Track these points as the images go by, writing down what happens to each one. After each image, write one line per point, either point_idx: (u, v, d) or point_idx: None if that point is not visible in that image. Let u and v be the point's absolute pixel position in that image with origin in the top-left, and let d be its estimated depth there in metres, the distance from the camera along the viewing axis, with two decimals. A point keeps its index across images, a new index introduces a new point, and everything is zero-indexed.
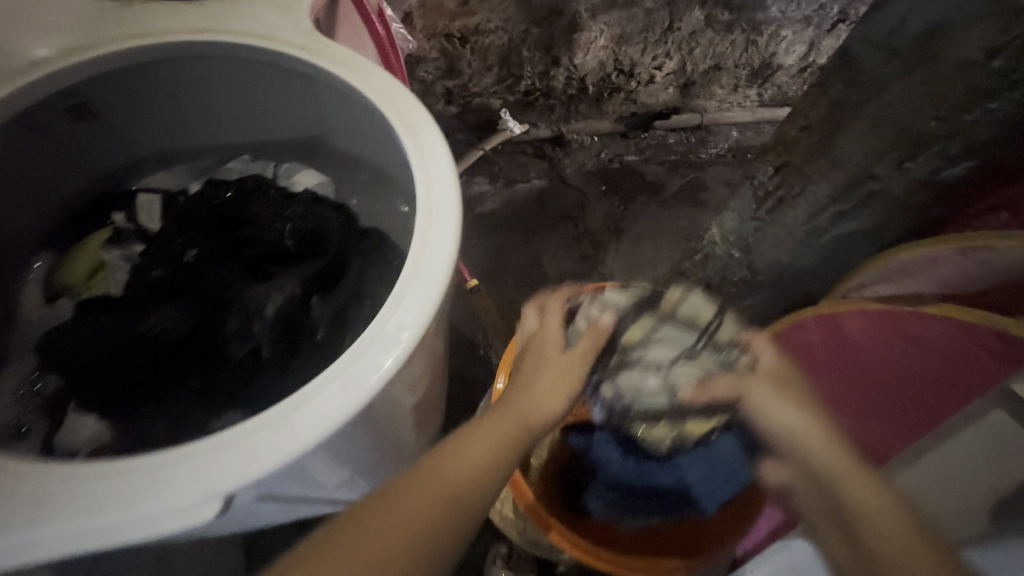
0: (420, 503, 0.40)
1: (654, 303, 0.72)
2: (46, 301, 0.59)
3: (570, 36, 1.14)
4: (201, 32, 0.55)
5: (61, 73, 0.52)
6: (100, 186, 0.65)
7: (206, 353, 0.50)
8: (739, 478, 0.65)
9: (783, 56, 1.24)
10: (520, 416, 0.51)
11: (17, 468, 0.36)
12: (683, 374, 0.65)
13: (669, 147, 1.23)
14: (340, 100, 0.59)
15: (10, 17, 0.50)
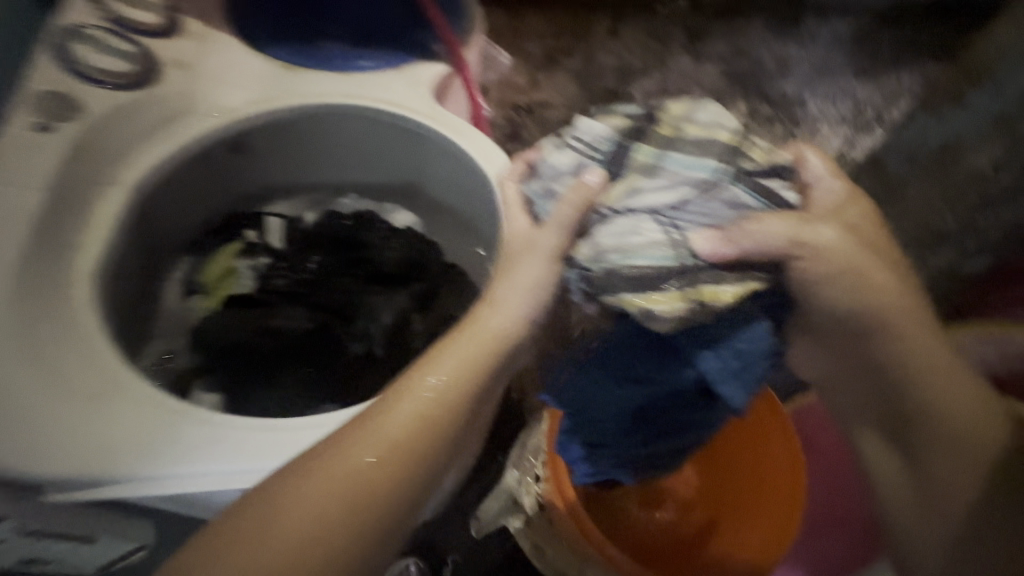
0: (354, 480, 0.41)
1: (648, 128, 0.50)
2: (183, 296, 0.71)
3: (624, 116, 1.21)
4: (348, 96, 0.68)
5: (243, 119, 0.64)
6: (230, 206, 0.75)
7: (325, 348, 0.63)
8: (772, 368, 0.47)
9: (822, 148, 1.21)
10: (475, 343, 0.48)
11: (181, 409, 0.45)
12: (694, 223, 0.45)
13: None
14: (443, 156, 0.71)
15: (215, 75, 0.63)
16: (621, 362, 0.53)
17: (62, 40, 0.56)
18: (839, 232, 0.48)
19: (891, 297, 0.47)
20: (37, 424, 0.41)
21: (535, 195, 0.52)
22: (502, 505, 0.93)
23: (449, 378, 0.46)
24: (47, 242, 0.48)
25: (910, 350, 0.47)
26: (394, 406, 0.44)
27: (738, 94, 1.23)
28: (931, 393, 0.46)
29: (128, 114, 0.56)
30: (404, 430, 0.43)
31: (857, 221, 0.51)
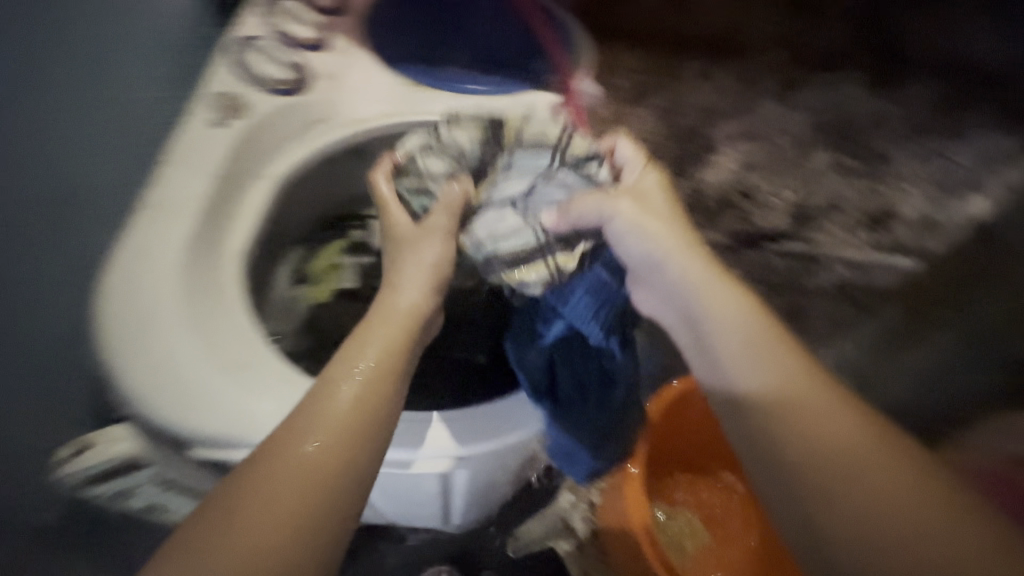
0: (307, 465, 0.41)
1: (497, 136, 0.63)
2: (291, 283, 0.76)
3: (700, 155, 1.18)
4: (467, 117, 0.72)
5: (373, 130, 0.70)
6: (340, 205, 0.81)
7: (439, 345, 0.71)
8: (617, 297, 0.60)
9: (902, 207, 1.17)
10: (395, 326, 0.51)
11: (300, 383, 0.48)
12: (541, 201, 0.60)
13: (772, 269, 1.14)
14: None
15: (355, 90, 0.69)
16: (522, 331, 0.63)
17: (241, 50, 0.64)
18: (636, 208, 0.58)
19: (686, 261, 0.56)
20: (189, 385, 0.45)
21: (408, 192, 0.61)
22: (548, 528, 0.99)
23: (379, 358, 0.48)
24: (211, 224, 0.54)
25: (780, 395, 0.48)
26: (328, 397, 0.44)
27: (827, 144, 1.21)
28: (811, 428, 0.46)
29: (282, 117, 0.63)
30: (348, 407, 0.44)
31: (658, 204, 0.60)
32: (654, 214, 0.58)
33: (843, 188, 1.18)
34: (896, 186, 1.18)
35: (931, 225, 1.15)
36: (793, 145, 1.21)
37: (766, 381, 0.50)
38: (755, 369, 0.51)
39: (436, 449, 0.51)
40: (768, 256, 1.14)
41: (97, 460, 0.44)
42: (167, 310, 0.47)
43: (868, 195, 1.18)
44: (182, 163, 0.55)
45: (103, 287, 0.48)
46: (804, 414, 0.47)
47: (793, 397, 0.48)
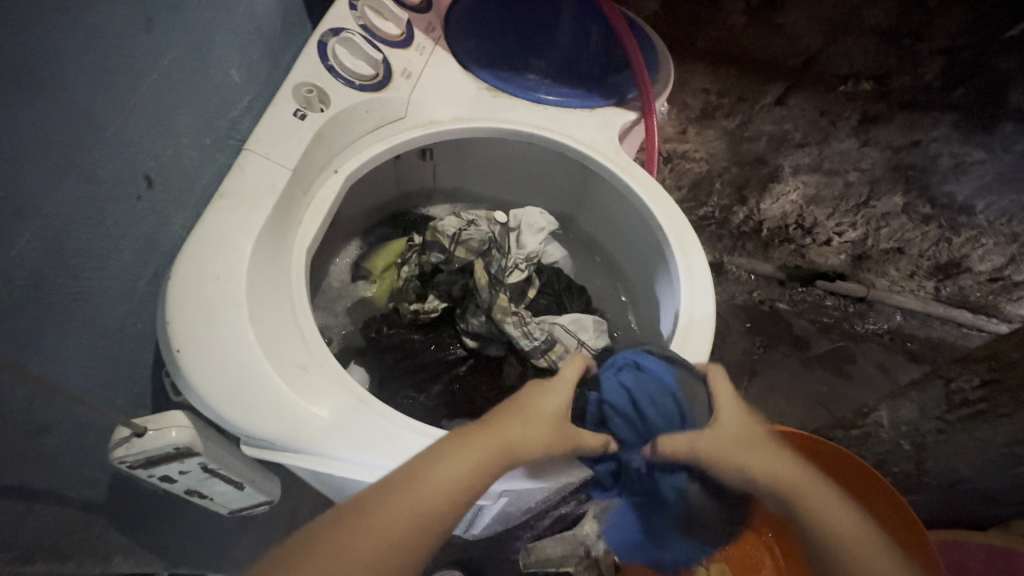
0: (398, 523, 0.40)
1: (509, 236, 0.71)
2: (349, 277, 0.77)
3: (765, 184, 1.15)
4: (542, 129, 0.71)
5: (446, 132, 0.69)
6: (400, 200, 0.82)
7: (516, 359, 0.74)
8: (660, 391, 0.53)
9: (974, 261, 1.09)
10: (500, 443, 0.46)
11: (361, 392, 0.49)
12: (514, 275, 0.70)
13: (825, 309, 1.24)
14: (614, 197, 0.73)
15: (431, 93, 0.68)
16: None
17: (326, 38, 0.62)
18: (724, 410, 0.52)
19: (765, 456, 0.50)
20: (243, 378, 0.44)
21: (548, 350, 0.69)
22: (566, 552, 0.94)
23: (481, 456, 0.45)
24: (282, 216, 0.53)
25: (845, 541, 0.47)
26: (422, 478, 0.42)
27: (900, 187, 1.05)
28: None
29: (361, 113, 0.62)
30: (450, 481, 0.43)
31: (729, 432, 0.50)
32: (726, 444, 0.50)
33: (909, 230, 1.10)
34: (971, 237, 1.06)
35: (1000, 280, 1.09)
36: (862, 183, 1.08)
37: (819, 528, 0.48)
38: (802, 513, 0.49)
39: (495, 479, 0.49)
40: (821, 295, 1.24)
41: (148, 445, 0.43)
42: (231, 298, 0.46)
43: (938, 244, 1.10)
44: (260, 150, 0.54)
45: (173, 270, 0.47)
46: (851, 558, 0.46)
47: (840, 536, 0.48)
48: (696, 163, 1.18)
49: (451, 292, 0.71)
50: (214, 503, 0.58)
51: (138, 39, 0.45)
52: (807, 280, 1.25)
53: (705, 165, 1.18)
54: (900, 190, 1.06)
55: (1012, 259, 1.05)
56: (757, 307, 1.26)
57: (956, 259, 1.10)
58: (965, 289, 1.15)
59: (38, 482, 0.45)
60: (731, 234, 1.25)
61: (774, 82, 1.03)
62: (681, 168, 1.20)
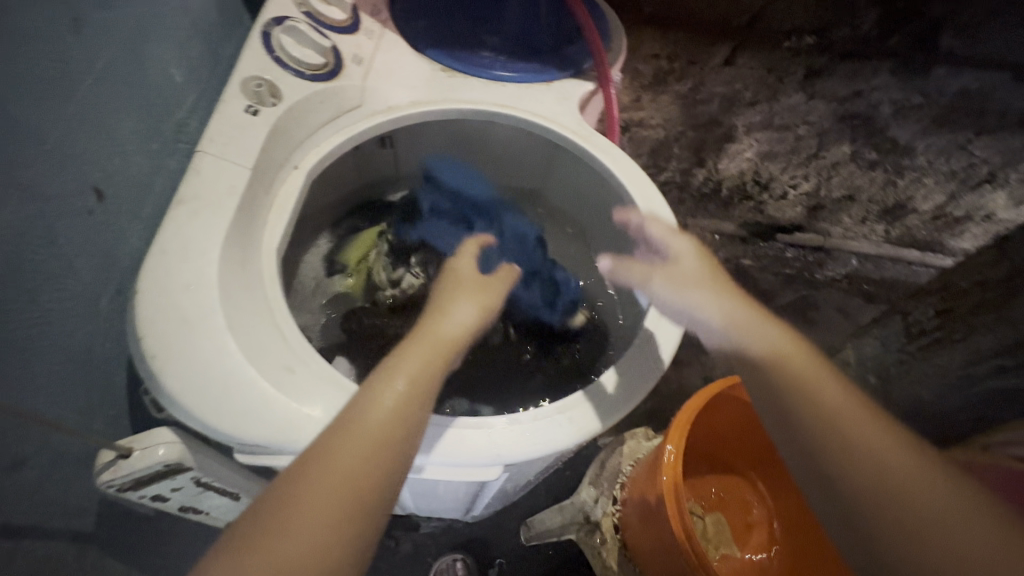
0: (349, 470, 0.40)
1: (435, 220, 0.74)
2: (326, 271, 0.76)
3: (720, 145, 1.20)
4: (503, 105, 0.71)
5: (404, 116, 0.67)
6: (366, 189, 0.80)
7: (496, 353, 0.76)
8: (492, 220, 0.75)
9: (918, 202, 1.16)
10: (436, 350, 0.49)
11: (346, 384, 0.48)
12: None
13: (785, 260, 1.34)
14: (580, 168, 0.73)
15: (384, 78, 0.67)
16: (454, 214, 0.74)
17: (269, 28, 0.60)
18: (667, 279, 0.56)
19: (716, 315, 0.51)
20: (226, 385, 0.43)
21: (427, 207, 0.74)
22: (566, 521, 0.94)
23: (405, 397, 0.44)
24: (246, 217, 0.52)
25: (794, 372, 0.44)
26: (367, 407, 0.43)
27: (847, 137, 1.09)
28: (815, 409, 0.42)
29: (316, 103, 0.60)
30: (382, 421, 0.42)
31: (686, 264, 0.56)
32: (681, 273, 0.56)
33: (858, 177, 1.16)
34: (914, 178, 1.12)
35: (944, 218, 1.16)
36: (811, 136, 1.12)
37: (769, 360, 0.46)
38: (786, 396, 0.44)
39: (488, 459, 0.49)
40: (781, 247, 1.32)
41: (135, 466, 0.42)
42: (207, 307, 0.45)
43: (884, 190, 1.16)
44: (215, 151, 0.52)
45: (139, 285, 0.45)
46: (871, 456, 0.39)
47: (837, 413, 0.41)
48: (653, 130, 1.22)
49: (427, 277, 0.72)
50: (210, 517, 0.57)
51: (70, 41, 0.42)
52: (768, 234, 1.32)
53: (662, 131, 1.21)
54: (847, 140, 1.10)
55: (951, 197, 1.12)
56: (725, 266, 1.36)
57: (903, 201, 1.17)
58: (912, 229, 1.21)
59: (20, 519, 0.43)
60: (693, 197, 1.32)
61: (720, 43, 1.03)
62: (639, 135, 1.24)
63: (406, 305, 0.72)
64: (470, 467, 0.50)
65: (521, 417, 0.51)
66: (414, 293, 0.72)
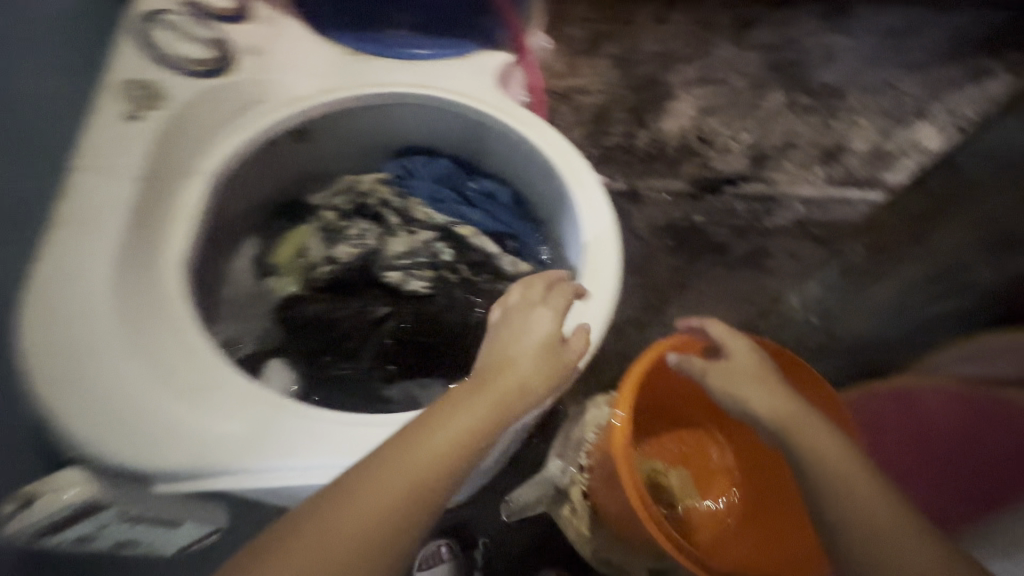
0: (383, 502, 0.41)
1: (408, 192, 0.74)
2: (256, 276, 0.69)
3: (660, 105, 1.21)
4: (417, 87, 0.67)
5: (314, 108, 0.63)
6: (293, 186, 0.74)
7: (434, 329, 0.67)
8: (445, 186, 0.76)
9: (856, 143, 1.21)
10: (501, 399, 0.47)
11: (276, 400, 0.46)
12: (421, 233, 0.72)
13: (735, 214, 1.17)
14: (507, 147, 0.70)
15: (285, 65, 0.62)
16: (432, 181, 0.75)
17: (149, 26, 0.55)
18: (721, 372, 0.61)
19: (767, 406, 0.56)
20: (133, 415, 0.41)
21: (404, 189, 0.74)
22: (538, 495, 0.94)
23: (456, 436, 0.44)
24: (140, 233, 0.48)
25: (833, 462, 0.51)
26: (419, 441, 0.43)
27: (781, 85, 1.23)
28: (851, 501, 0.49)
29: (211, 103, 0.56)
30: (426, 459, 0.43)
31: (741, 361, 0.61)
32: (737, 371, 0.60)
33: (796, 125, 1.22)
34: (849, 121, 1.22)
35: (879, 155, 1.20)
36: (748, 87, 1.23)
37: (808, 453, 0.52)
38: (827, 488, 0.50)
39: None
40: (729, 200, 1.18)
41: (42, 511, 0.40)
42: (104, 335, 0.42)
43: (822, 133, 1.21)
44: (100, 166, 0.48)
45: (22, 324, 0.42)
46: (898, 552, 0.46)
47: (874, 512, 0.48)
48: (593, 95, 1.20)
49: (365, 244, 0.70)
50: (152, 547, 0.55)
51: None
52: (716, 188, 1.19)
53: (602, 96, 1.20)
54: (780, 88, 1.23)
55: (884, 134, 1.21)
56: (678, 225, 1.16)
57: (836, 142, 1.21)
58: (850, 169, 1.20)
59: None
60: (640, 158, 1.19)
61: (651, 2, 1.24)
62: (580, 103, 1.19)
63: (346, 282, 0.68)
64: None
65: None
66: (352, 261, 0.69)
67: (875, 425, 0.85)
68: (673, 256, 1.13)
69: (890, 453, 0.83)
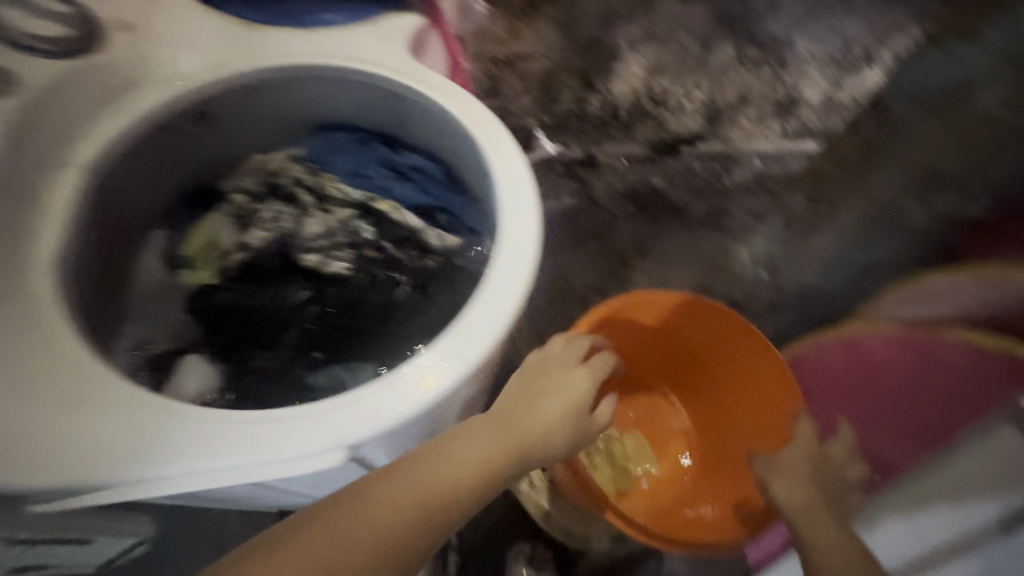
0: (401, 511, 0.44)
1: (319, 168, 0.69)
2: (167, 268, 0.65)
3: (608, 65, 1.21)
4: (317, 56, 0.63)
5: (204, 87, 0.59)
6: (203, 171, 0.68)
7: (356, 309, 0.62)
8: (360, 159, 0.69)
9: (806, 93, 1.19)
10: (516, 446, 0.53)
11: (169, 404, 0.43)
12: (339, 210, 0.66)
13: (694, 173, 1.16)
14: (424, 116, 0.66)
15: (167, 41, 0.58)
16: (344, 155, 0.69)
17: None
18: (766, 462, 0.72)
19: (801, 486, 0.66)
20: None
21: (314, 167, 0.69)
22: None
23: (475, 469, 0.49)
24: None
25: (821, 522, 0.59)
26: (445, 465, 0.48)
27: (728, 39, 1.23)
28: (827, 542, 0.56)
29: (79, 87, 0.52)
30: (445, 484, 0.47)
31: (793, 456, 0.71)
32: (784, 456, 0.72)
33: (748, 78, 1.21)
34: (799, 71, 1.21)
35: (834, 104, 1.17)
36: (696, 42, 1.23)
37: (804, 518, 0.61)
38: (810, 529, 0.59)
39: (329, 443, 0.42)
40: (688, 160, 1.17)
41: None
42: None
43: (773, 86, 1.20)
44: None
45: None
46: None
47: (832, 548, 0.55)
48: (538, 60, 1.21)
49: (279, 227, 0.64)
50: (73, 562, 0.53)
51: None
52: (673, 149, 1.17)
53: (547, 61, 1.21)
54: (729, 41, 1.23)
55: (833, 83, 1.19)
56: (638, 188, 1.16)
57: (789, 93, 1.19)
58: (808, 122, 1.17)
59: None
60: (594, 124, 1.18)
61: None
62: (525, 69, 1.20)
63: (258, 269, 0.62)
64: (309, 458, 0.42)
65: (358, 393, 0.44)
66: (265, 246, 0.63)
67: (830, 375, 0.86)
68: (633, 221, 1.13)
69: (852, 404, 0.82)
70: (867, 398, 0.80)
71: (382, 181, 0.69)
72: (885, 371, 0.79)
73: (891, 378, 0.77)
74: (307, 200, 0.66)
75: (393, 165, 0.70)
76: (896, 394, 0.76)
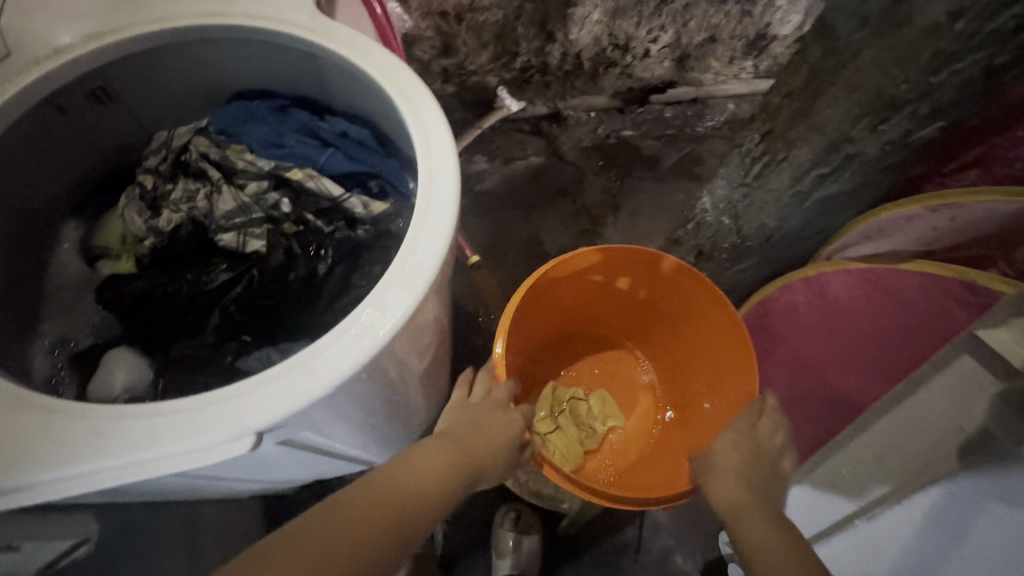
0: (380, 511, 0.43)
1: (224, 141, 0.63)
2: (87, 263, 0.62)
3: (564, 11, 1.06)
4: (214, 15, 0.57)
5: (80, 60, 0.54)
6: (123, 154, 0.67)
7: (280, 288, 0.58)
8: (279, 128, 0.65)
9: (778, 27, 1.15)
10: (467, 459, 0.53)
11: (65, 404, 0.41)
12: (250, 183, 0.60)
13: (666, 121, 1.19)
14: (342, 74, 0.61)
15: (31, 10, 0.52)
16: (262, 125, 0.65)
17: None
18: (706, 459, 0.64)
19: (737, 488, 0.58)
20: None
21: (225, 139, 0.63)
22: None
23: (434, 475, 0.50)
24: None
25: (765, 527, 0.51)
26: (410, 471, 0.49)
27: None
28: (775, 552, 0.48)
29: None
30: (414, 488, 0.47)
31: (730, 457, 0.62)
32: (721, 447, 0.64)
33: (712, 14, 1.11)
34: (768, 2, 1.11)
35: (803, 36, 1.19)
36: None
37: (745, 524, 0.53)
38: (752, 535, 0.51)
39: (233, 432, 0.40)
40: (656, 109, 1.20)
41: None
42: None
43: (741, 22, 1.13)
44: None
45: None
46: None
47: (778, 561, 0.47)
48: (488, 12, 1.04)
49: (191, 207, 0.59)
50: None
51: None
52: (642, 99, 1.20)
53: (499, 12, 1.04)
54: None
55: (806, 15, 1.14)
56: (606, 143, 1.17)
57: (762, 29, 1.16)
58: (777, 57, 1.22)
59: None
60: (557, 77, 1.16)
61: None
62: (477, 22, 1.05)
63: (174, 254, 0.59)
64: (214, 447, 0.40)
65: (266, 375, 0.42)
66: (177, 229, 0.59)
67: (796, 316, 0.84)
68: (601, 175, 1.13)
69: (818, 343, 0.81)
70: (831, 338, 0.79)
71: (303, 149, 0.64)
72: (847, 310, 0.77)
73: (858, 318, 0.75)
74: (215, 175, 0.61)
75: (317, 133, 0.66)
76: (860, 330, 0.75)
